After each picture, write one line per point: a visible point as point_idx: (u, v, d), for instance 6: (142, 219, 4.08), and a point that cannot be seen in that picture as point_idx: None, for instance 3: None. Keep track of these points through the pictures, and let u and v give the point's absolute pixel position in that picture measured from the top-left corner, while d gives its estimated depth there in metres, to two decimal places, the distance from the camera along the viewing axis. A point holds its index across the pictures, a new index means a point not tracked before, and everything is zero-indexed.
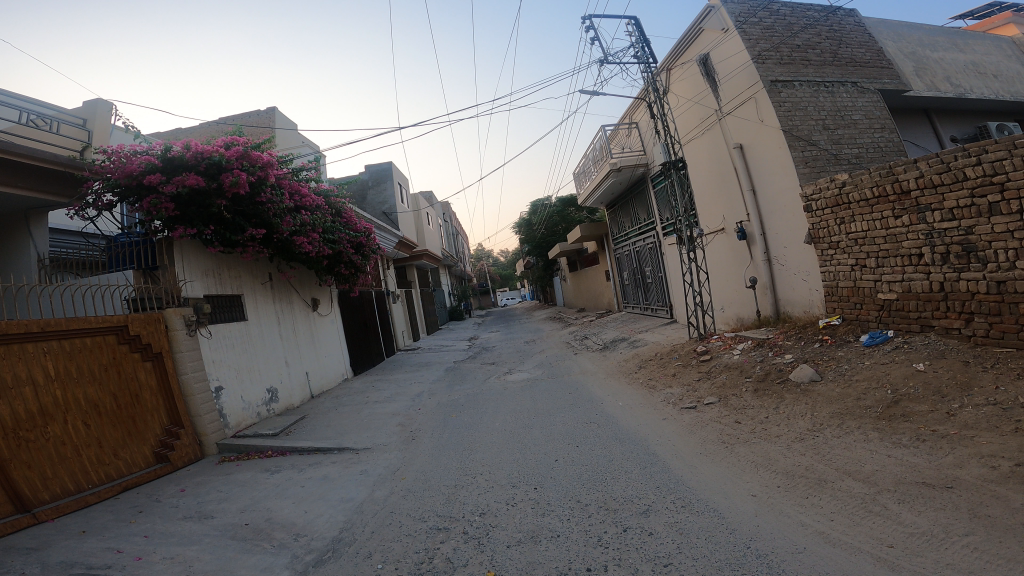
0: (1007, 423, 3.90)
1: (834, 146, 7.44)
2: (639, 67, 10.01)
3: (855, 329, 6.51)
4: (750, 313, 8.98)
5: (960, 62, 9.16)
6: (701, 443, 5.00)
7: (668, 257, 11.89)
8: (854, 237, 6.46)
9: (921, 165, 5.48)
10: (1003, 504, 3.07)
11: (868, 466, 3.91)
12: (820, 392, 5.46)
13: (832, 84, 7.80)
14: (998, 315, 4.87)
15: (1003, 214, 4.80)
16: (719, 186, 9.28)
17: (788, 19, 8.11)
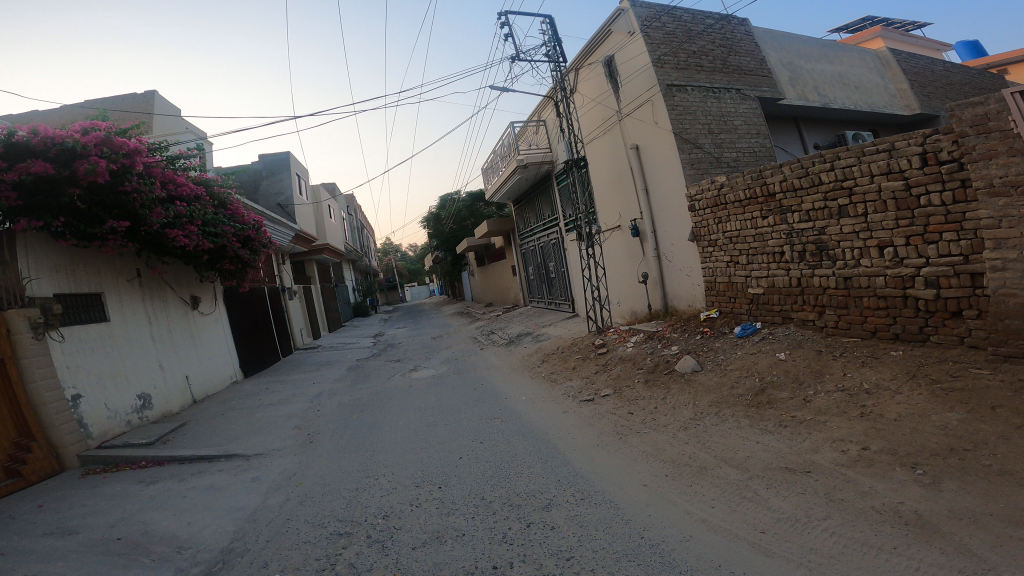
0: (854, 408, 4.45)
1: (717, 150, 7.93)
2: (549, 65, 10.07)
3: (731, 321, 7.07)
4: (642, 307, 9.37)
5: (827, 73, 9.97)
6: (596, 435, 5.16)
7: (570, 253, 12.23)
8: (729, 236, 7.00)
9: (785, 170, 6.05)
10: (853, 487, 3.44)
11: (741, 452, 4.22)
12: (701, 382, 5.85)
13: (719, 90, 8.26)
14: (845, 307, 5.58)
15: (851, 216, 5.44)
16: (616, 185, 9.63)
17: (687, 26, 8.41)
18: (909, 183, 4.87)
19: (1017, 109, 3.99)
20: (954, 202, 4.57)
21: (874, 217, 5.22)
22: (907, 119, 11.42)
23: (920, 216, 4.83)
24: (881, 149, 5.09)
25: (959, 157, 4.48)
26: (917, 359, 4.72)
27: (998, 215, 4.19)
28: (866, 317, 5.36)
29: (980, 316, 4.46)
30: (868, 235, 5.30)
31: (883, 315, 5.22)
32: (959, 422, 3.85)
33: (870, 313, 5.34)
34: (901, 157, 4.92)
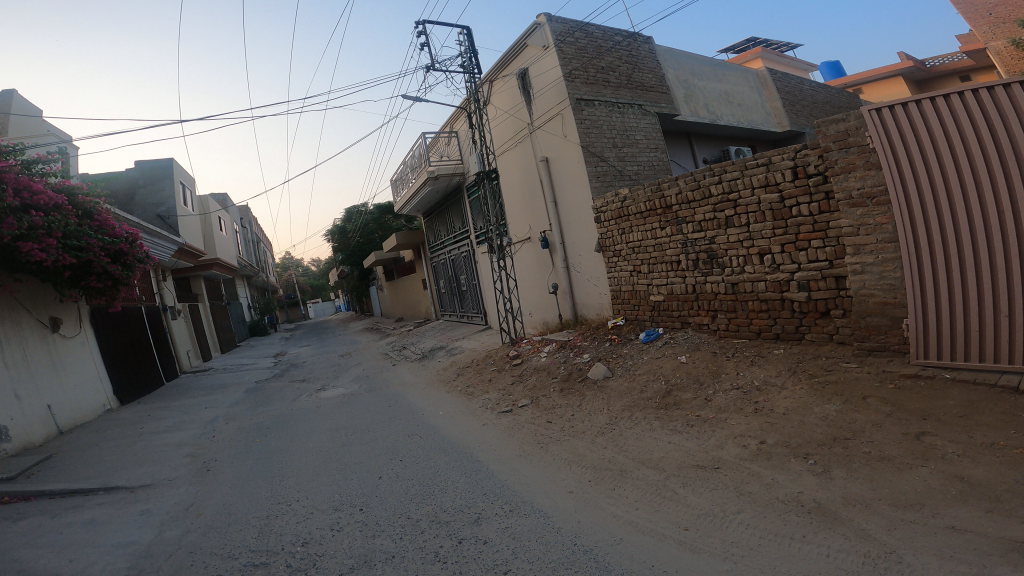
0: (749, 405, 4.79)
1: (620, 163, 8.28)
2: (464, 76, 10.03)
3: (635, 328, 7.37)
4: (551, 317, 9.54)
5: (716, 91, 10.71)
6: (518, 445, 5.11)
7: (481, 265, 12.25)
8: (632, 246, 7.30)
9: (680, 183, 6.42)
10: (759, 480, 3.66)
11: (656, 453, 4.35)
12: (613, 388, 6.01)
13: (623, 105, 8.65)
14: (734, 311, 6.06)
15: (737, 227, 5.89)
16: (525, 197, 9.77)
17: (597, 42, 8.74)
18: (784, 195, 5.37)
19: (873, 128, 4.53)
20: (821, 212, 5.11)
21: (756, 226, 5.70)
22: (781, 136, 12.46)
23: (794, 225, 5.35)
24: (760, 164, 5.57)
25: (824, 171, 5.01)
26: (798, 356, 5.25)
27: (856, 224, 4.76)
28: (752, 320, 5.86)
29: (845, 315, 5.05)
30: (751, 244, 5.78)
31: (766, 317, 5.72)
32: (837, 413, 4.26)
33: (755, 316, 5.83)
34: (777, 171, 5.41)
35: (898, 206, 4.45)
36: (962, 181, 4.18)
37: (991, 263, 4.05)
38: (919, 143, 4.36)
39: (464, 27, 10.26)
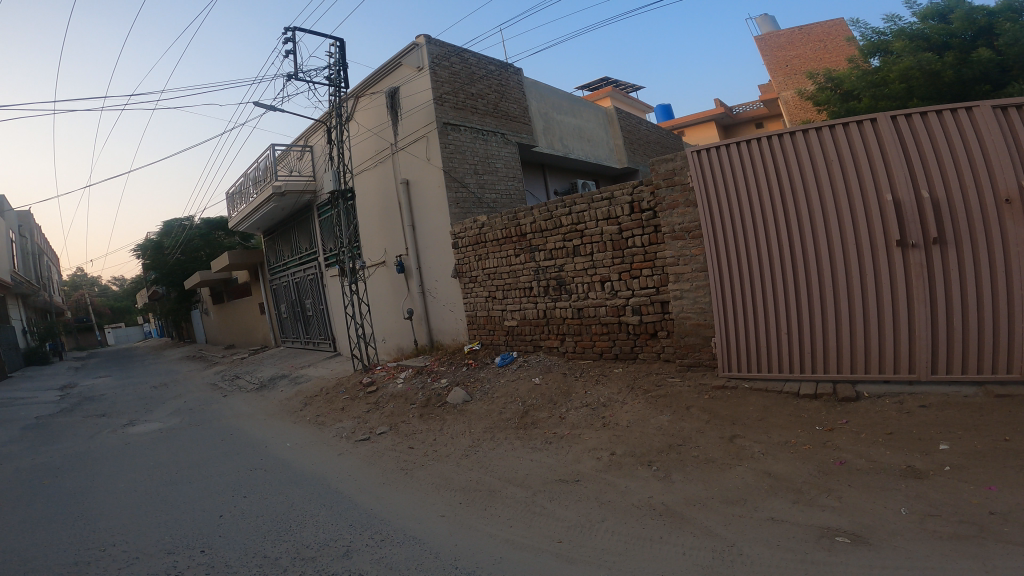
0: (599, 420, 5.15)
1: (479, 190, 8.50)
2: (329, 87, 9.58)
3: (491, 353, 7.52)
4: (405, 343, 9.31)
5: (570, 126, 11.06)
6: (379, 473, 4.83)
7: (330, 289, 11.60)
8: (487, 273, 7.47)
9: (535, 213, 6.74)
10: (616, 489, 3.92)
11: (521, 471, 4.43)
12: (472, 410, 6.03)
13: (487, 133, 8.91)
14: (580, 334, 6.49)
15: (583, 255, 6.33)
16: (382, 219, 9.52)
17: (472, 69, 8.93)
18: (622, 228, 5.93)
19: (696, 168, 5.28)
20: (651, 244, 5.75)
21: (598, 255, 6.19)
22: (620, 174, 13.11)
23: (629, 254, 5.92)
24: (604, 198, 6.09)
25: (654, 208, 5.68)
26: (634, 373, 5.81)
27: (677, 255, 5.46)
28: (596, 342, 6.34)
29: (668, 335, 5.77)
30: (594, 272, 6.26)
31: (607, 339, 6.24)
32: (670, 422, 4.79)
33: (598, 338, 6.33)
34: (617, 205, 5.96)
35: (711, 239, 5.21)
36: (755, 219, 5.03)
37: (781, 288, 4.92)
38: (726, 187, 5.18)
39: (333, 37, 9.85)
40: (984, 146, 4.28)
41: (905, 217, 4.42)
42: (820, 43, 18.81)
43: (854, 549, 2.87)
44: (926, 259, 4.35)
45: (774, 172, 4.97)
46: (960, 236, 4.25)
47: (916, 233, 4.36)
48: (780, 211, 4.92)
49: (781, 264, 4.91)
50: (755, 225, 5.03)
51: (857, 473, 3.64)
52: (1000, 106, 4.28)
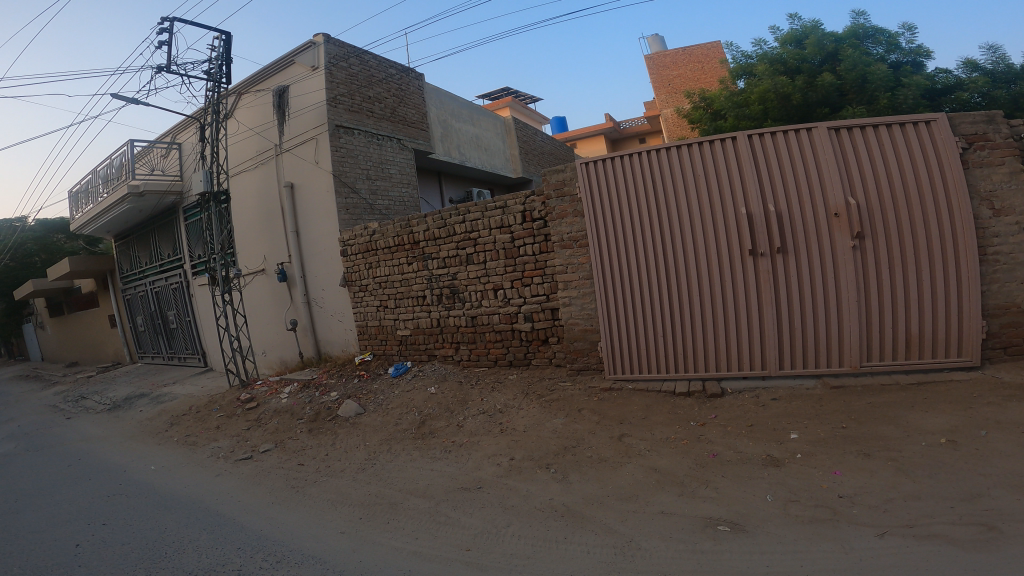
0: (496, 426, 5.20)
1: (371, 197, 8.29)
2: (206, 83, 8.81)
3: (384, 363, 7.34)
4: (290, 356, 8.82)
5: (468, 134, 11.11)
6: (267, 493, 4.52)
7: (200, 299, 10.71)
8: (379, 281, 7.31)
9: (428, 221, 6.70)
10: (517, 493, 3.99)
11: (422, 482, 4.37)
12: (366, 423, 5.85)
13: (382, 137, 8.69)
14: (474, 342, 6.53)
15: (476, 264, 6.38)
16: (262, 225, 8.96)
17: (371, 71, 8.70)
18: (514, 236, 6.06)
19: (583, 179, 5.52)
20: (542, 252, 5.93)
21: (491, 263, 6.26)
22: (515, 183, 13.27)
23: (521, 263, 6.06)
24: (497, 207, 6.17)
25: (545, 217, 5.86)
26: (528, 380, 5.94)
27: (565, 263, 5.64)
28: (490, 349, 6.42)
29: (559, 341, 5.97)
30: (487, 280, 6.33)
31: (501, 346, 6.34)
32: (563, 425, 4.95)
33: (492, 346, 6.41)
34: (510, 214, 6.07)
35: (594, 248, 5.48)
36: (632, 228, 5.35)
37: (654, 294, 5.28)
38: (606, 197, 5.45)
39: (225, 33, 9.19)
40: (819, 165, 4.83)
41: (756, 228, 4.91)
42: (699, 64, 20.30)
43: (736, 537, 3.13)
44: (772, 267, 4.87)
45: (648, 184, 5.30)
46: (799, 246, 4.80)
47: (764, 243, 4.86)
48: (653, 220, 5.28)
49: (654, 270, 5.28)
50: (632, 234, 5.35)
51: (729, 464, 3.99)
52: (833, 128, 4.81)
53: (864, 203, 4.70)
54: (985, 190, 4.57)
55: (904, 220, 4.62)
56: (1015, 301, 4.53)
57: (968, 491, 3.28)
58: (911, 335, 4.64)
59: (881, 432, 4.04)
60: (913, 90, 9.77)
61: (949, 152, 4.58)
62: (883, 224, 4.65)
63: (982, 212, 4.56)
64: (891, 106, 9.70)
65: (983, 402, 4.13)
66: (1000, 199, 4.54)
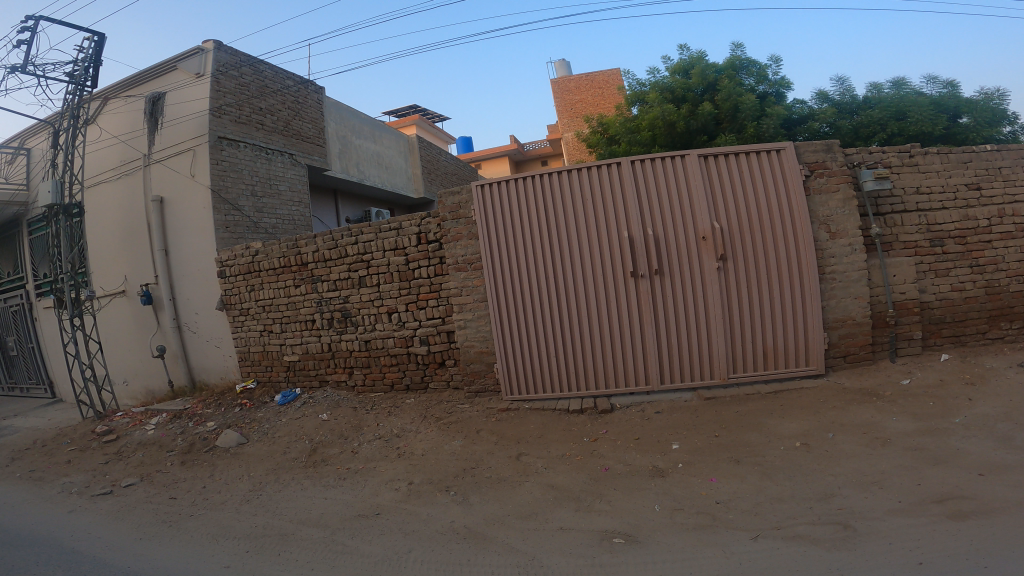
0: (393, 451, 5.03)
1: (256, 214, 7.87)
2: (67, 86, 8.01)
3: (269, 391, 6.92)
4: (158, 385, 8.08)
5: (368, 151, 10.88)
6: (135, 529, 4.06)
7: (48, 324, 9.56)
8: (262, 304, 6.91)
9: (317, 241, 6.45)
10: (417, 517, 3.85)
11: (315, 511, 4.11)
12: (250, 453, 5.46)
13: (271, 151, 8.28)
14: (369, 366, 6.32)
15: (369, 286, 6.20)
16: (123, 242, 8.18)
17: (265, 82, 8.33)
18: (409, 259, 5.95)
19: (476, 201, 5.55)
20: (437, 275, 5.87)
21: (385, 286, 6.11)
22: (416, 203, 13.19)
23: (415, 286, 5.95)
24: (391, 228, 6.05)
25: (440, 239, 5.82)
26: (425, 403, 5.83)
27: (460, 285, 5.63)
28: (385, 373, 6.24)
29: (455, 364, 5.92)
30: (381, 303, 6.16)
31: (397, 370, 6.18)
32: (462, 447, 4.88)
33: (387, 370, 6.22)
34: (405, 236, 5.97)
35: (486, 270, 5.51)
36: (521, 250, 5.44)
37: (544, 315, 5.39)
38: (496, 219, 5.52)
39: (96, 34, 8.41)
40: (690, 191, 5.16)
41: (637, 251, 5.16)
42: (599, 90, 21.39)
43: (630, 547, 3.20)
44: (651, 287, 5.14)
45: (537, 207, 5.42)
46: (673, 267, 5.11)
47: (643, 265, 5.13)
48: (542, 242, 5.40)
49: (541, 291, 5.39)
50: (522, 255, 5.44)
51: (619, 477, 4.10)
52: (702, 156, 5.16)
53: (727, 227, 5.08)
54: (823, 215, 5.10)
55: (760, 243, 5.04)
56: (849, 315, 5.07)
57: (824, 491, 3.56)
58: (768, 348, 5.06)
59: (747, 439, 4.33)
60: (774, 121, 10.82)
61: (795, 179, 5.08)
62: (743, 247, 5.05)
63: (821, 235, 5.08)
64: (756, 135, 10.75)
65: (830, 407, 4.57)
66: (835, 223, 5.09)
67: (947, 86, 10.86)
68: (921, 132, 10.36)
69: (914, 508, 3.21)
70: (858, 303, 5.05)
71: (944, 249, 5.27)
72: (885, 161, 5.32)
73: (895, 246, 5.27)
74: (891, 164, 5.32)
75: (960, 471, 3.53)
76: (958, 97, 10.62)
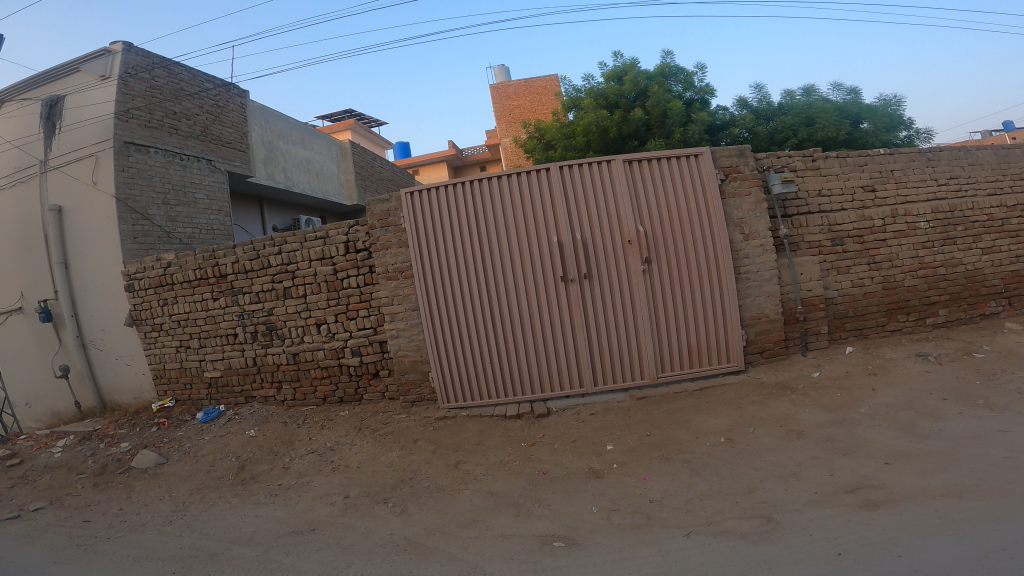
0: (328, 464, 4.83)
1: (169, 224, 7.42)
2: None
3: (189, 408, 6.54)
4: (63, 407, 7.46)
5: (297, 157, 10.53)
6: (43, 556, 3.71)
7: None
8: (177, 319, 6.53)
9: (237, 251, 6.16)
10: (355, 531, 3.69)
11: (245, 529, 3.88)
12: (170, 472, 5.11)
13: (186, 157, 7.84)
14: (299, 380, 6.08)
15: (295, 297, 5.97)
16: (17, 254, 7.51)
17: (181, 85, 7.92)
18: (337, 268, 5.76)
19: (405, 208, 5.45)
20: (367, 285, 5.70)
21: (312, 297, 5.89)
22: (349, 210, 12.88)
23: (345, 296, 5.77)
24: (318, 237, 5.84)
25: (369, 248, 5.65)
26: (361, 415, 5.64)
27: (391, 295, 5.51)
28: (317, 387, 6.01)
29: (391, 374, 5.77)
30: (309, 314, 5.94)
31: (329, 383, 5.97)
32: (399, 458, 4.75)
33: (319, 383, 6.00)
34: (332, 245, 5.77)
35: (417, 277, 5.41)
36: (450, 256, 5.38)
37: (477, 321, 5.34)
38: (426, 227, 5.44)
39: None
40: (617, 196, 5.25)
41: (566, 256, 5.20)
42: (537, 96, 21.56)
43: (570, 551, 3.17)
44: (581, 291, 5.19)
45: (467, 213, 5.37)
46: (602, 271, 5.18)
47: (573, 270, 5.17)
48: (472, 249, 5.35)
49: (472, 298, 5.34)
50: (452, 262, 5.38)
51: (558, 480, 4.08)
52: (627, 161, 5.26)
53: (652, 231, 5.21)
54: (737, 218, 5.31)
55: (683, 245, 5.19)
56: (763, 313, 5.29)
57: (748, 486, 3.67)
58: (693, 347, 5.21)
59: (677, 437, 4.42)
60: (699, 127, 11.19)
61: (712, 183, 5.26)
62: (667, 250, 5.19)
63: (736, 237, 5.28)
64: (683, 141, 11.08)
65: (749, 402, 4.74)
66: (748, 225, 5.31)
67: (850, 92, 11.61)
68: (827, 136, 11.01)
69: (829, 499, 3.36)
70: (771, 301, 5.29)
71: (845, 248, 5.60)
72: (790, 164, 5.60)
73: (801, 246, 5.56)
74: (796, 168, 5.61)
75: (868, 461, 3.72)
76: (860, 103, 11.37)
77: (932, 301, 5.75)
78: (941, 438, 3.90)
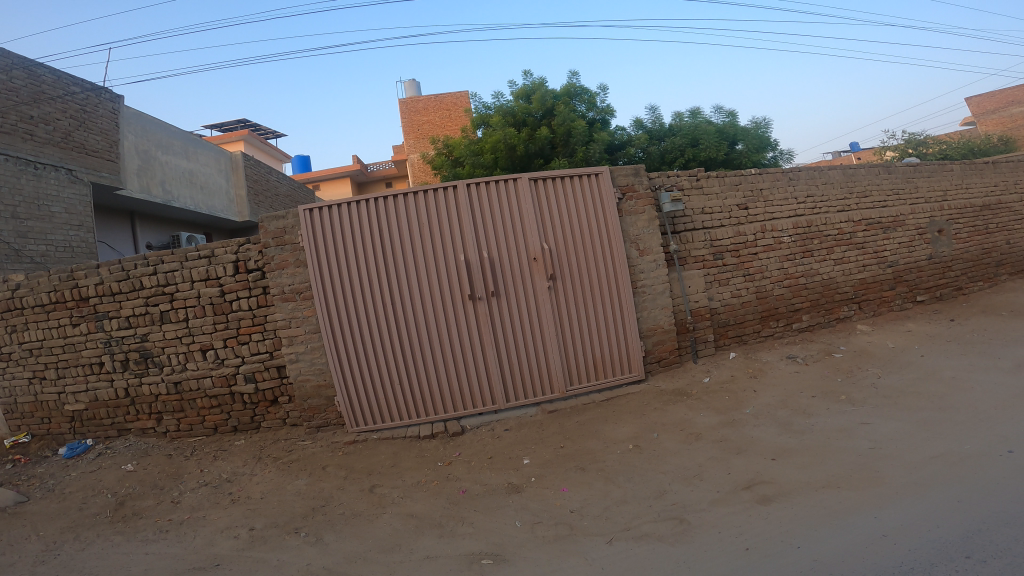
0: (225, 497, 4.47)
1: (17, 240, 6.59)
2: None
3: (49, 444, 5.79)
4: None
5: (177, 169, 9.83)
6: None
7: None
8: (28, 348, 5.80)
9: (101, 271, 5.59)
10: (267, 564, 3.44)
11: (135, 569, 3.50)
12: (32, 511, 4.48)
13: (41, 165, 7.03)
14: (182, 411, 5.60)
15: (173, 322, 5.51)
16: None
17: (42, 87, 7.24)
18: (224, 289, 5.39)
19: (302, 225, 5.23)
20: (260, 307, 5.38)
21: (195, 321, 5.46)
22: (239, 227, 12.16)
23: (234, 319, 5.40)
24: (202, 256, 5.43)
25: (262, 268, 5.35)
26: (259, 444, 5.30)
27: (289, 317, 5.26)
28: (205, 416, 5.57)
29: (291, 400, 5.47)
30: (191, 339, 5.50)
31: (219, 412, 5.55)
32: (308, 485, 4.49)
33: (207, 413, 5.57)
34: (218, 265, 5.39)
35: (317, 297, 5.20)
36: (353, 276, 5.22)
37: (381, 341, 5.21)
38: (326, 244, 5.24)
39: None
40: (522, 214, 5.35)
41: (474, 274, 5.22)
42: (447, 111, 21.57)
43: (498, 568, 3.14)
44: (489, 309, 5.23)
45: (370, 231, 5.24)
46: (509, 288, 5.25)
47: (481, 288, 5.20)
48: (377, 267, 5.23)
49: (377, 317, 5.21)
50: (355, 280, 5.22)
51: (477, 498, 4.04)
52: (532, 180, 5.37)
53: (555, 248, 5.36)
54: (633, 235, 5.60)
55: (585, 261, 5.39)
56: (658, 324, 5.62)
57: (657, 489, 3.83)
58: (596, 359, 5.40)
59: (588, 446, 4.55)
60: (600, 146, 11.65)
61: (610, 203, 5.51)
62: (571, 266, 5.36)
63: (632, 253, 5.57)
64: (585, 160, 11.51)
65: (651, 409, 4.98)
66: (642, 242, 5.61)
67: (729, 115, 12.67)
68: (709, 157, 11.95)
69: (729, 497, 3.58)
70: (664, 313, 5.63)
71: (724, 261, 6.06)
72: (678, 184, 5.99)
73: (688, 261, 5.94)
74: (683, 187, 6.01)
75: (758, 458, 4.03)
76: (736, 126, 12.42)
77: (797, 308, 6.36)
78: (815, 432, 4.30)
